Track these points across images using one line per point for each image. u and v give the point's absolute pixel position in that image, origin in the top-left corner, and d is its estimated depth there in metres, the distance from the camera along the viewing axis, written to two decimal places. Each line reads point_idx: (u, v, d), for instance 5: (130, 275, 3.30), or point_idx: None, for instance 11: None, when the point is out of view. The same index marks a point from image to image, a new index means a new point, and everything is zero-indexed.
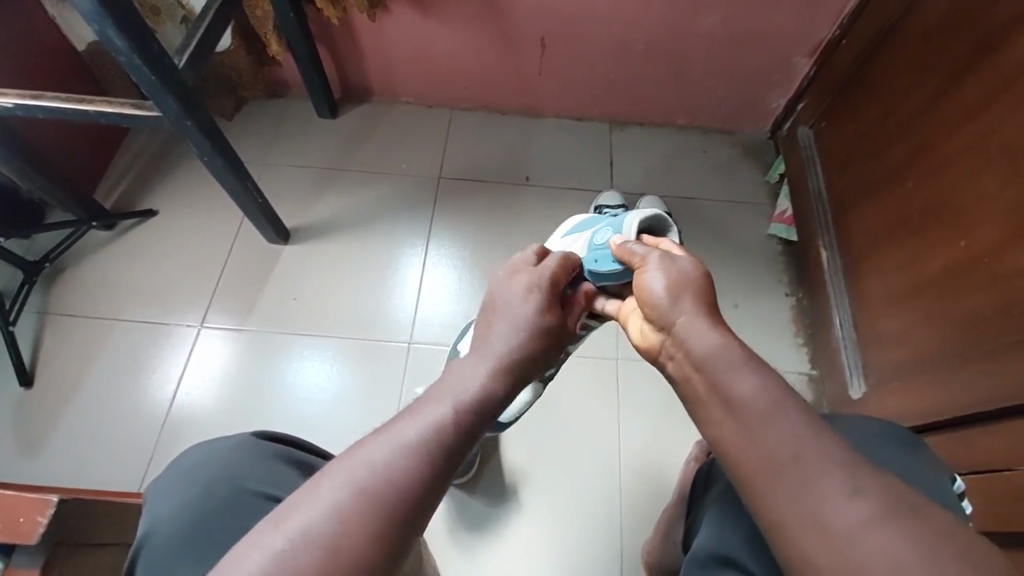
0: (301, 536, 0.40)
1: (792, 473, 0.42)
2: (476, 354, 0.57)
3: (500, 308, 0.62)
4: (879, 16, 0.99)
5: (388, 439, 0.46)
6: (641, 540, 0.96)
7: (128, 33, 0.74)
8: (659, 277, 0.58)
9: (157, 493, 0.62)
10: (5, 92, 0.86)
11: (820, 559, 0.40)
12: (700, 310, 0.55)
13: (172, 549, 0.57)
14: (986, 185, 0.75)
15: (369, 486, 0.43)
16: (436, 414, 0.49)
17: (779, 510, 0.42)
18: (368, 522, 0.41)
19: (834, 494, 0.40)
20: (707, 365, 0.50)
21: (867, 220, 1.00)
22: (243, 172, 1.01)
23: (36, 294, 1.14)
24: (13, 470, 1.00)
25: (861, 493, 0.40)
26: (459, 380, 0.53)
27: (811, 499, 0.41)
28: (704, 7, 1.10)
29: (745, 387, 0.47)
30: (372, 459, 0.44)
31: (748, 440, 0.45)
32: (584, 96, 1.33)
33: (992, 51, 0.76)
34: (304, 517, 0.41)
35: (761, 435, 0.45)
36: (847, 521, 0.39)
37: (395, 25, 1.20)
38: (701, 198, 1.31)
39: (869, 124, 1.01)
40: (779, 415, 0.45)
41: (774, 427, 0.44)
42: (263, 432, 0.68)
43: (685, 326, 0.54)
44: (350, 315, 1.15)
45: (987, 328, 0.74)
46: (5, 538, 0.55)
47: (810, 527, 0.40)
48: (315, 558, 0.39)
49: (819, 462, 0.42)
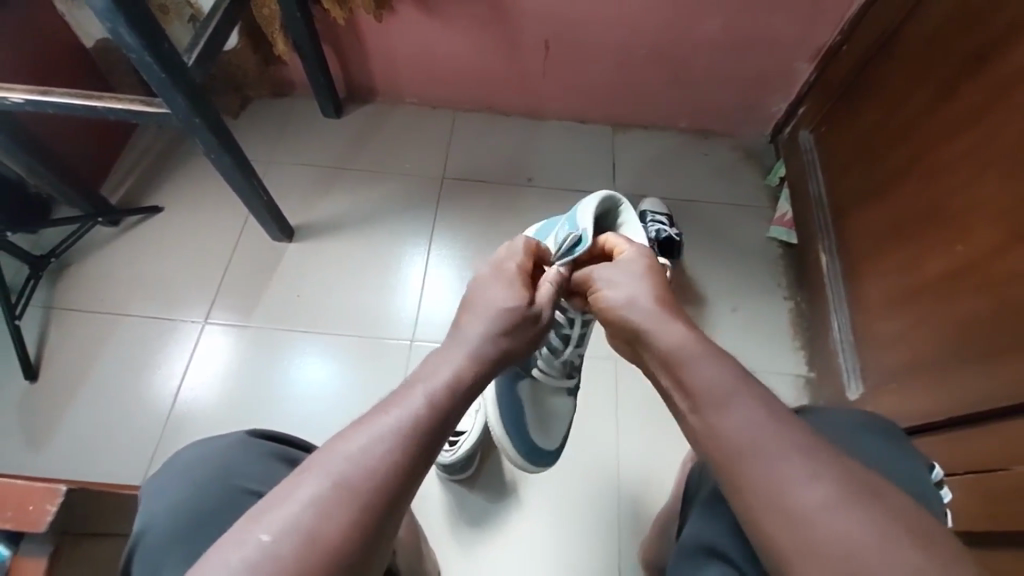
0: (280, 527, 0.42)
1: (761, 458, 0.46)
2: (454, 349, 0.59)
3: (473, 305, 0.64)
4: (878, 23, 1.00)
5: (363, 431, 0.48)
6: (639, 538, 0.97)
7: (140, 31, 0.76)
8: (634, 279, 0.65)
9: (154, 491, 0.63)
10: (17, 88, 0.87)
11: (789, 542, 0.43)
12: (665, 306, 0.61)
13: (166, 546, 0.58)
14: (977, 192, 0.77)
15: (345, 474, 0.45)
16: (412, 407, 0.51)
17: (748, 495, 0.46)
18: (344, 511, 0.44)
19: (796, 480, 0.44)
20: (676, 359, 0.55)
21: (865, 225, 1.01)
22: (250, 170, 1.03)
23: (42, 289, 1.15)
24: (18, 462, 1.01)
25: (820, 478, 0.44)
26: (434, 374, 0.55)
27: (778, 488, 0.45)
28: (707, 11, 1.12)
29: (715, 379, 0.52)
30: (349, 450, 0.46)
31: (714, 431, 0.50)
32: (586, 98, 1.34)
33: (989, 59, 0.77)
34: (280, 508, 0.43)
35: (727, 425, 0.49)
36: (807, 501, 0.43)
37: (401, 26, 1.21)
38: (702, 201, 1.32)
39: (867, 130, 1.02)
40: (737, 401, 0.50)
41: (736, 417, 0.49)
42: (259, 430, 0.68)
43: (655, 326, 0.59)
44: (352, 312, 1.16)
45: (982, 330, 0.75)
46: (14, 526, 0.56)
47: (778, 514, 0.44)
48: (292, 549, 0.41)
49: (777, 452, 0.46)
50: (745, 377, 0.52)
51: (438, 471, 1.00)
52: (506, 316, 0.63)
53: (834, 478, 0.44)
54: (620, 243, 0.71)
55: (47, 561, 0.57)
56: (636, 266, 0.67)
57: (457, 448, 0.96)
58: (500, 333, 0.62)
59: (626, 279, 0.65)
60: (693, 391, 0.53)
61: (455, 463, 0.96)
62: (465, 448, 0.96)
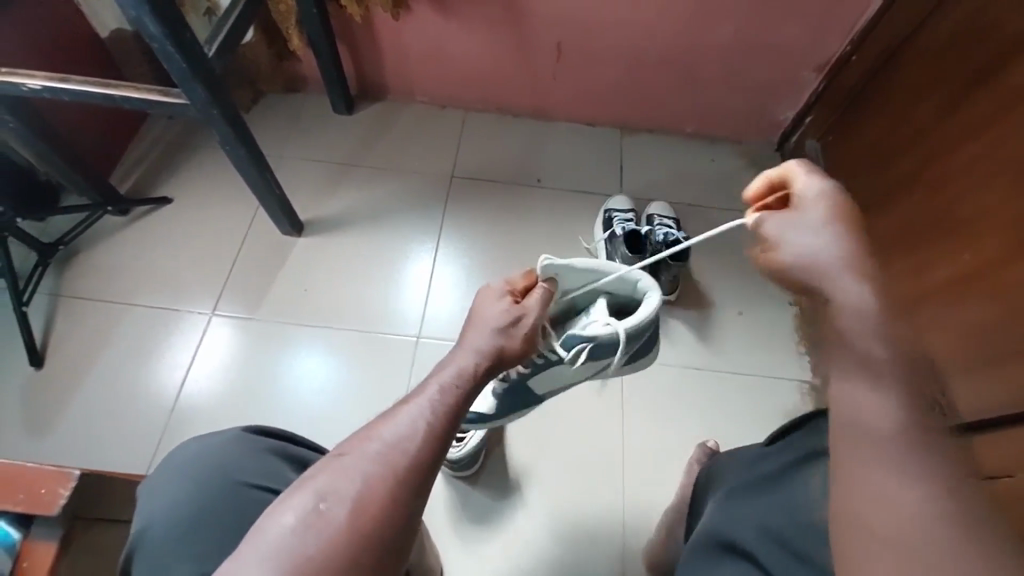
0: (333, 498, 0.44)
1: (880, 444, 0.38)
2: (461, 351, 0.58)
3: (477, 320, 0.62)
4: (889, 35, 1.02)
5: (402, 415, 0.49)
6: (642, 539, 0.97)
7: (164, 21, 0.76)
8: (823, 237, 0.44)
9: (149, 490, 0.62)
10: (35, 74, 0.88)
11: (877, 531, 0.36)
12: (859, 265, 0.43)
13: (169, 544, 0.57)
14: (987, 199, 0.78)
15: (388, 453, 0.46)
16: (438, 396, 0.52)
17: (849, 485, 0.39)
18: (387, 486, 0.45)
19: (914, 476, 0.37)
20: (852, 327, 0.41)
21: (871, 233, 1.02)
22: (264, 164, 1.03)
23: (49, 277, 1.15)
24: (21, 448, 1.01)
25: (942, 495, 0.36)
26: (452, 363, 0.56)
27: (888, 486, 0.37)
28: (720, 18, 1.13)
29: (872, 353, 0.40)
30: (389, 434, 0.48)
31: (845, 407, 0.40)
32: (596, 101, 1.35)
33: (998, 70, 0.78)
34: (329, 480, 0.45)
35: (867, 404, 0.39)
36: (914, 510, 0.36)
37: (415, 24, 1.22)
38: (708, 206, 1.33)
39: (877, 138, 1.03)
40: (888, 387, 0.39)
41: (875, 401, 0.39)
42: (254, 426, 0.67)
43: (846, 297, 0.42)
44: (359, 308, 1.17)
45: (987, 337, 0.76)
46: (27, 509, 0.55)
47: (874, 508, 0.37)
48: (345, 514, 0.43)
49: (903, 451, 0.38)
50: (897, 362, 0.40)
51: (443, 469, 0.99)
52: (509, 327, 0.61)
53: (951, 495, 0.36)
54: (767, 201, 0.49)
55: (57, 545, 0.57)
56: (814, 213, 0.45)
57: (464, 444, 0.96)
58: (507, 342, 0.60)
59: (796, 232, 0.45)
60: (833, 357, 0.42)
61: (461, 459, 0.97)
62: (472, 445, 0.96)
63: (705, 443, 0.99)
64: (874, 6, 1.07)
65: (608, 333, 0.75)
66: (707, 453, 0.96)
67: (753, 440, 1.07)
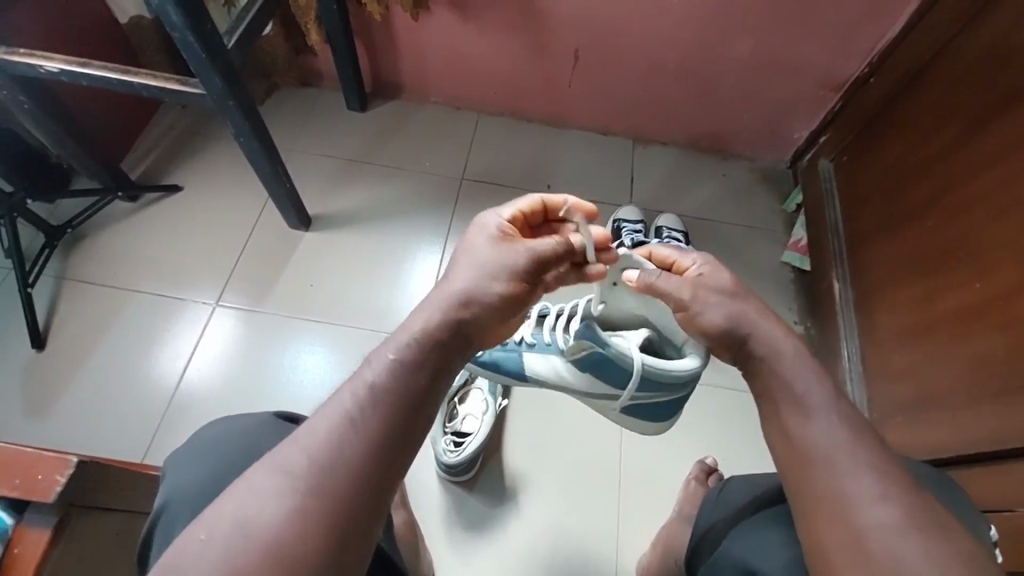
0: (218, 526, 0.41)
1: (832, 467, 0.47)
2: (426, 308, 0.54)
3: (464, 261, 0.58)
4: (908, 59, 1.02)
5: (307, 426, 0.46)
6: (637, 554, 0.96)
7: (186, 10, 0.76)
8: (757, 349, 0.57)
9: (178, 464, 0.62)
10: (53, 57, 0.88)
11: (836, 545, 0.44)
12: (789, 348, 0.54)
13: (183, 516, 0.56)
14: (997, 232, 0.78)
15: (296, 466, 0.43)
16: (357, 398, 0.47)
17: (811, 505, 0.47)
18: (284, 503, 0.42)
19: (863, 497, 0.45)
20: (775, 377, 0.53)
21: (881, 258, 1.02)
22: (276, 157, 1.03)
23: (56, 259, 1.15)
24: (19, 429, 1.00)
25: (894, 504, 0.44)
26: (396, 338, 0.51)
27: (842, 501, 0.45)
28: (739, 34, 1.13)
29: (811, 394, 0.52)
30: (302, 441, 0.44)
31: (795, 439, 0.50)
32: (610, 111, 1.35)
33: (1013, 104, 0.78)
34: (223, 507, 0.42)
35: (806, 430, 0.50)
36: (870, 523, 0.44)
37: (435, 25, 1.22)
38: (719, 221, 1.33)
39: (890, 162, 1.03)
40: (821, 415, 0.50)
41: (816, 432, 0.49)
42: (282, 413, 0.69)
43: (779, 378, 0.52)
44: (362, 306, 1.16)
45: (994, 370, 0.76)
46: (21, 495, 0.55)
47: (840, 530, 0.45)
48: (233, 540, 0.40)
49: (850, 470, 0.47)
50: (833, 413, 0.50)
51: (438, 471, 0.99)
52: (490, 277, 0.56)
53: (907, 511, 0.44)
54: (683, 255, 0.65)
55: (51, 532, 0.56)
56: (728, 315, 0.59)
57: (462, 449, 0.97)
58: (483, 296, 0.55)
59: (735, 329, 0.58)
60: (778, 399, 0.53)
61: (459, 465, 0.96)
62: (471, 449, 0.97)
63: (703, 460, 0.98)
64: (894, 30, 1.07)
65: (621, 350, 0.72)
66: (706, 470, 0.96)
67: (752, 458, 1.06)
